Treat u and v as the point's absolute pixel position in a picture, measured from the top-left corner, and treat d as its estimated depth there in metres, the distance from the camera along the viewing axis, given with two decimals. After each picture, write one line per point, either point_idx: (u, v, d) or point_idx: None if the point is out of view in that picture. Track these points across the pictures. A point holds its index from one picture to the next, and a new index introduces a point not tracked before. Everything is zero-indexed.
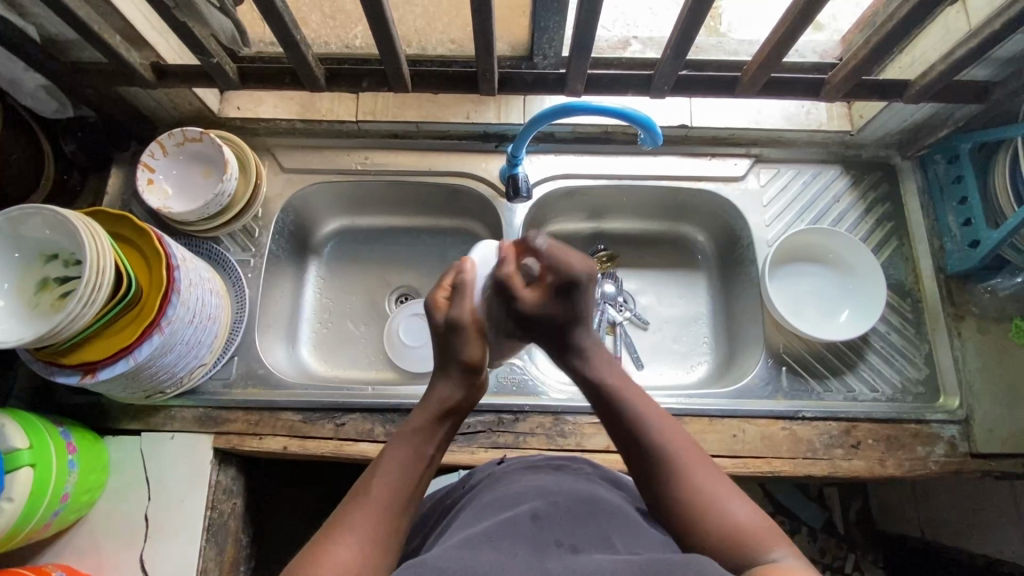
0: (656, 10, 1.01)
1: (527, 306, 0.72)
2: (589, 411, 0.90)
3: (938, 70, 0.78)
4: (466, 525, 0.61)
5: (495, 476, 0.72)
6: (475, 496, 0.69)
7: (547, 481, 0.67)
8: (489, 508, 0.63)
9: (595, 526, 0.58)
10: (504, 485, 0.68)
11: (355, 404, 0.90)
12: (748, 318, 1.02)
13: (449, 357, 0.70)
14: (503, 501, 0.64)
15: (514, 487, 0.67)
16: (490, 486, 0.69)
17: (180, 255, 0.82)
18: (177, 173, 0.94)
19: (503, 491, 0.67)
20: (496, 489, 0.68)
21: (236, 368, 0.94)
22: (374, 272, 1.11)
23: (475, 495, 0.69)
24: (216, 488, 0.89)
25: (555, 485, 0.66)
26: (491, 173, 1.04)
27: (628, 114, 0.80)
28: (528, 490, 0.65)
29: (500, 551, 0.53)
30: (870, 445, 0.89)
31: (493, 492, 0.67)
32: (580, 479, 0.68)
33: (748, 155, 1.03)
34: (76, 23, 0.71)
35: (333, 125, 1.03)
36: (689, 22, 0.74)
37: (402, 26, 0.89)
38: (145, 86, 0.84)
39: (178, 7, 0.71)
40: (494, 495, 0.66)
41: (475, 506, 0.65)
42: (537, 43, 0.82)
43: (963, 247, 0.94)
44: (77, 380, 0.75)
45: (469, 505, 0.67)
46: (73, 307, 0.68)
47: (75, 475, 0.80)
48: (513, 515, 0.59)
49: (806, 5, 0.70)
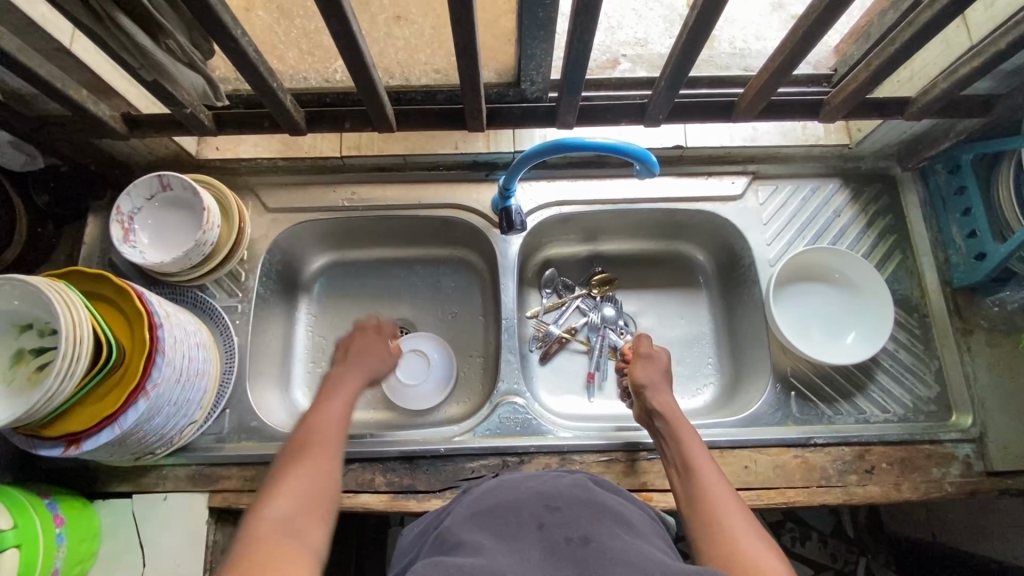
0: (640, 12, 0.99)
1: (654, 357, 0.84)
2: (595, 449, 0.87)
3: (942, 87, 0.76)
4: (461, 531, 0.57)
5: (487, 486, 0.67)
6: (474, 501, 0.63)
7: (539, 483, 0.63)
8: (489, 514, 0.59)
9: (601, 527, 0.56)
10: (503, 489, 0.64)
11: (353, 454, 0.87)
12: (752, 341, 0.99)
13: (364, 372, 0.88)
14: (504, 504, 0.60)
15: (514, 490, 0.62)
16: (485, 493, 0.64)
17: (163, 311, 0.78)
18: (119, 203, 0.87)
19: (500, 496, 0.62)
20: (494, 494, 0.63)
21: (229, 421, 0.91)
22: (366, 306, 1.08)
23: (468, 502, 0.64)
24: (213, 549, 0.86)
25: (555, 487, 0.62)
26: (482, 204, 1.00)
27: (623, 148, 0.77)
28: (525, 493, 0.61)
29: (511, 559, 0.51)
30: (885, 468, 0.87)
31: (491, 498, 0.62)
32: (578, 483, 0.65)
33: (745, 172, 1.00)
34: (39, 83, 0.67)
35: (317, 162, 1.00)
36: (682, 57, 0.72)
37: (382, 59, 0.83)
38: (116, 138, 0.81)
39: (143, 67, 0.65)
40: (493, 500, 0.61)
41: (471, 510, 0.61)
42: (525, 70, 0.78)
43: (968, 259, 0.91)
44: (60, 452, 0.72)
45: (462, 514, 0.62)
46: (50, 384, 0.65)
47: (64, 549, 0.77)
48: (517, 526, 0.56)
49: (802, 40, 0.68)
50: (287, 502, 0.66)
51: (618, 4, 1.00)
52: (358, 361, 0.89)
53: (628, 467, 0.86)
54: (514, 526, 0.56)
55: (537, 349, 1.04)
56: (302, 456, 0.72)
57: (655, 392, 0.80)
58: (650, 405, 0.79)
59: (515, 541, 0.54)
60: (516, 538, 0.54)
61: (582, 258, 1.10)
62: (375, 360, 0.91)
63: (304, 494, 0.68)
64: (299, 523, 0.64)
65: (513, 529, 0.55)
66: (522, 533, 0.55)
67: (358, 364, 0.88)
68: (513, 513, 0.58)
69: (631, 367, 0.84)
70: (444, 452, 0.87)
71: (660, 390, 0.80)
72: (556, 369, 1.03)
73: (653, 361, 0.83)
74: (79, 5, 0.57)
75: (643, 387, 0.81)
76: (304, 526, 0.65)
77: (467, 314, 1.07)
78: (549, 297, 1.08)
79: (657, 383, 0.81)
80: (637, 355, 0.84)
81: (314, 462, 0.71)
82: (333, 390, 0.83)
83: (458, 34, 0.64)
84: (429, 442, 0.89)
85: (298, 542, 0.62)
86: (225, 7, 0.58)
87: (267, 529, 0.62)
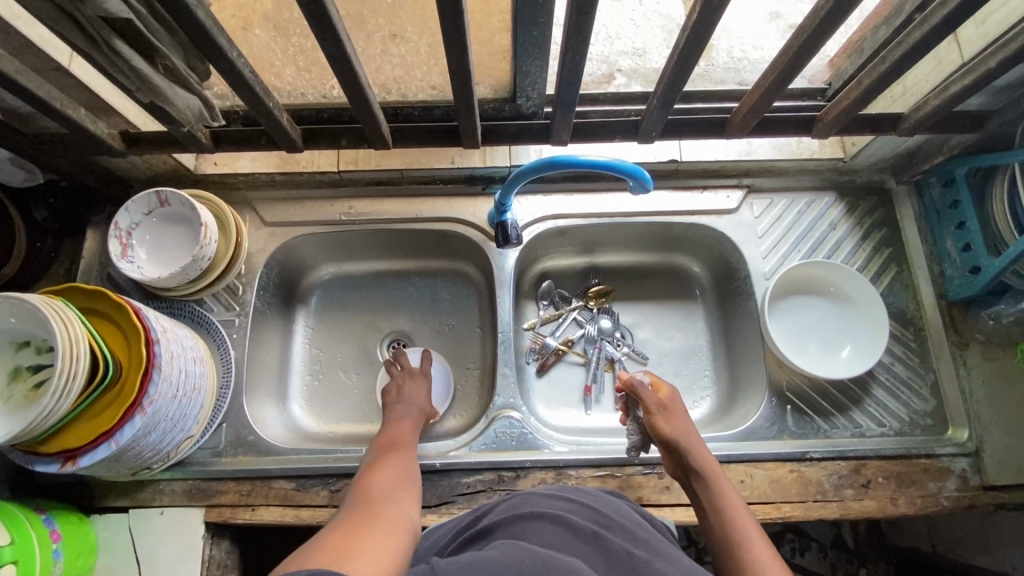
0: (638, 22, 1.00)
1: (673, 407, 0.84)
2: (591, 464, 0.88)
3: (934, 104, 0.77)
4: (516, 534, 0.57)
5: (522, 495, 0.67)
6: (514, 507, 0.64)
7: (585, 500, 0.65)
8: (541, 519, 0.59)
9: (647, 546, 0.58)
10: (540, 499, 0.64)
11: (348, 468, 0.87)
12: (749, 354, 0.99)
13: (418, 404, 0.92)
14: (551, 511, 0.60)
15: (556, 500, 0.64)
16: (527, 499, 0.65)
17: (160, 326, 0.78)
18: (117, 219, 0.88)
19: (540, 505, 0.63)
20: (535, 500, 0.64)
21: (225, 436, 0.91)
22: (363, 319, 1.08)
23: (509, 506, 0.64)
24: (210, 564, 0.86)
25: (586, 506, 0.63)
26: (479, 217, 1.01)
27: (617, 166, 0.78)
28: (570, 506, 0.63)
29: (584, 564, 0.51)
30: (880, 483, 0.87)
31: (533, 504, 0.63)
32: (606, 503, 0.66)
33: (740, 186, 1.01)
34: (37, 103, 0.68)
35: (314, 176, 1.00)
36: (675, 75, 0.72)
37: (378, 76, 0.84)
38: (114, 154, 0.82)
39: (140, 90, 0.66)
40: (537, 506, 0.62)
41: (517, 512, 0.61)
42: (520, 86, 0.79)
43: (963, 273, 0.92)
44: (58, 468, 0.72)
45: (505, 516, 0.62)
46: (46, 402, 0.65)
47: (60, 564, 0.78)
48: (575, 534, 0.56)
49: (793, 58, 0.69)
50: (384, 482, 0.73)
51: (615, 14, 1.00)
52: (413, 389, 0.93)
53: (624, 482, 0.87)
54: (570, 530, 0.57)
55: (534, 361, 1.04)
56: (388, 451, 0.80)
57: (686, 442, 0.79)
58: (685, 459, 0.78)
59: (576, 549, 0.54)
60: (574, 546, 0.55)
61: (579, 270, 1.11)
62: (425, 395, 0.94)
63: (392, 480, 0.74)
64: (394, 497, 0.71)
65: (570, 538, 0.56)
66: (577, 541, 0.55)
67: (413, 398, 0.92)
68: (565, 521, 0.58)
69: (653, 418, 0.82)
70: (441, 467, 0.87)
71: (686, 438, 0.80)
72: (553, 381, 1.04)
73: (672, 412, 0.83)
74: (76, 30, 0.58)
75: (674, 444, 0.80)
76: (400, 498, 0.71)
77: (464, 327, 1.07)
78: (546, 309, 1.08)
79: (683, 431, 0.81)
80: (653, 406, 0.83)
81: (400, 456, 0.79)
82: (401, 409, 0.90)
83: (452, 55, 0.65)
84: (426, 456, 0.89)
85: (398, 508, 0.68)
86: (221, 31, 0.59)
87: (367, 502, 0.69)
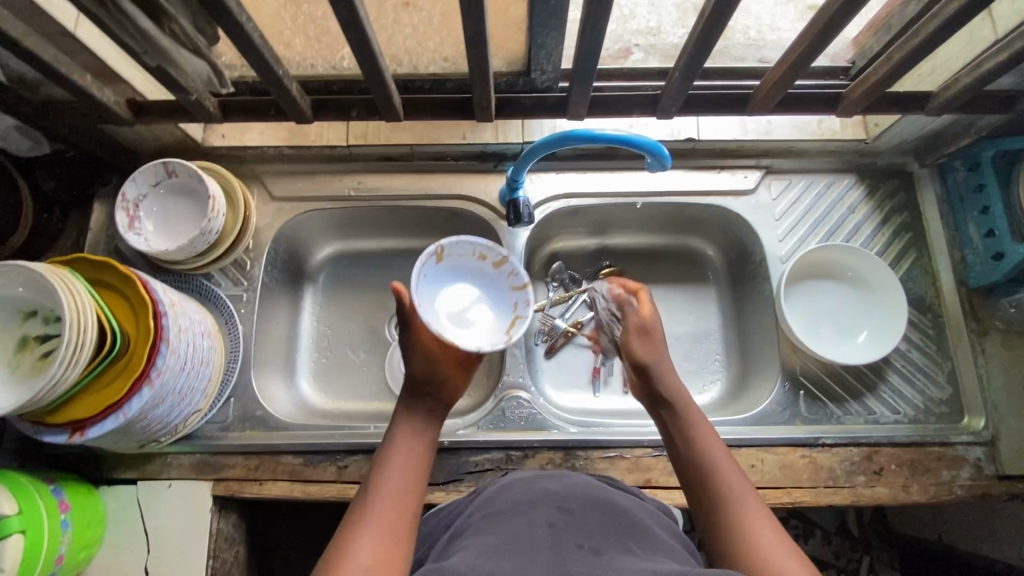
0: None
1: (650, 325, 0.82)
2: (600, 445, 0.87)
3: (966, 81, 0.74)
4: (473, 532, 0.57)
5: (506, 482, 0.66)
6: (487, 500, 0.63)
7: (572, 483, 0.64)
8: (499, 515, 0.58)
9: (615, 536, 0.55)
10: (516, 490, 0.63)
11: (358, 446, 0.87)
12: (762, 337, 0.98)
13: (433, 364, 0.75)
14: (516, 505, 0.59)
15: (530, 488, 0.63)
16: (502, 490, 0.64)
17: (168, 299, 0.77)
18: (124, 190, 0.87)
19: (510, 496, 0.62)
20: (511, 490, 0.63)
21: (233, 410, 0.90)
22: (371, 297, 1.06)
23: (484, 498, 0.64)
24: (217, 537, 0.86)
25: (566, 489, 0.62)
26: (490, 194, 0.99)
27: (636, 141, 0.76)
28: (536, 493, 0.61)
29: (518, 559, 0.50)
30: (893, 470, 0.86)
31: (503, 498, 0.62)
32: (595, 485, 0.65)
33: (758, 167, 0.99)
34: (45, 68, 0.67)
35: (323, 150, 0.99)
36: (697, 49, 0.70)
37: (390, 46, 0.81)
38: (122, 123, 0.80)
39: (147, 52, 0.65)
40: (506, 501, 0.61)
41: (485, 512, 0.60)
42: (536, 58, 0.76)
43: (985, 259, 0.89)
44: (66, 439, 0.72)
45: (477, 513, 0.61)
46: (54, 371, 0.64)
47: (69, 535, 0.78)
48: (529, 524, 0.56)
49: (823, 28, 0.66)
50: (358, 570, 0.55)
51: None
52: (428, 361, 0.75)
53: (633, 463, 0.86)
54: (524, 525, 0.55)
55: (542, 342, 1.02)
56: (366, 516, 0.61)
57: (659, 370, 0.77)
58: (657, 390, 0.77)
59: (525, 541, 0.53)
60: (528, 536, 0.53)
61: (590, 251, 1.09)
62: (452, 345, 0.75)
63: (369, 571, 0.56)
64: None
65: (522, 527, 0.55)
66: (531, 531, 0.54)
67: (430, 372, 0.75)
68: (525, 513, 0.57)
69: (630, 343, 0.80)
70: (448, 445, 0.87)
71: (660, 363, 0.78)
72: (561, 363, 1.03)
73: (654, 333, 0.81)
74: None
75: (647, 369, 0.78)
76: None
77: None
78: (556, 290, 1.06)
79: (660, 357, 0.79)
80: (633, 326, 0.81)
81: (387, 523, 0.61)
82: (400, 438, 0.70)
83: (468, 22, 0.63)
84: None
85: None
86: None
87: None
